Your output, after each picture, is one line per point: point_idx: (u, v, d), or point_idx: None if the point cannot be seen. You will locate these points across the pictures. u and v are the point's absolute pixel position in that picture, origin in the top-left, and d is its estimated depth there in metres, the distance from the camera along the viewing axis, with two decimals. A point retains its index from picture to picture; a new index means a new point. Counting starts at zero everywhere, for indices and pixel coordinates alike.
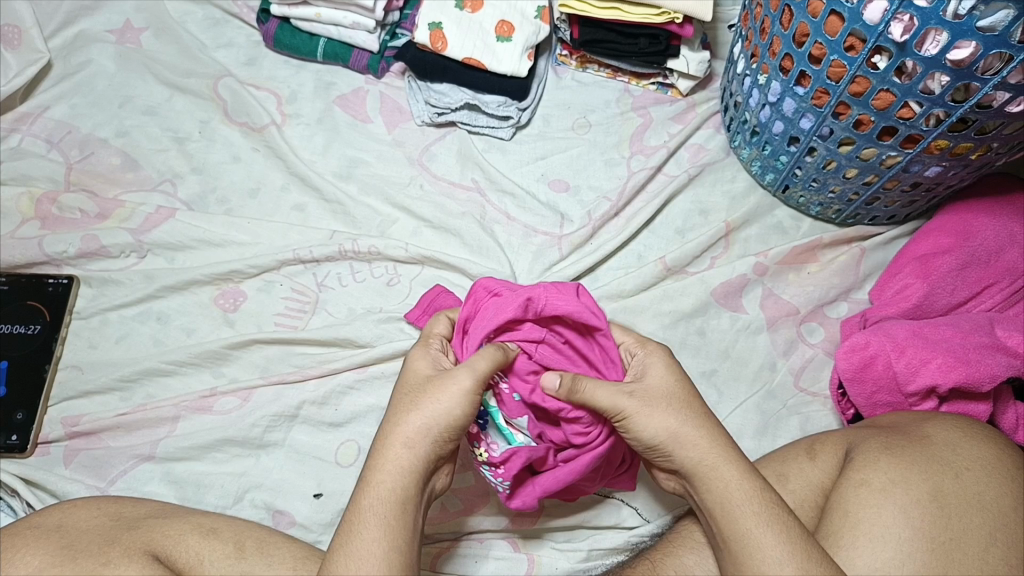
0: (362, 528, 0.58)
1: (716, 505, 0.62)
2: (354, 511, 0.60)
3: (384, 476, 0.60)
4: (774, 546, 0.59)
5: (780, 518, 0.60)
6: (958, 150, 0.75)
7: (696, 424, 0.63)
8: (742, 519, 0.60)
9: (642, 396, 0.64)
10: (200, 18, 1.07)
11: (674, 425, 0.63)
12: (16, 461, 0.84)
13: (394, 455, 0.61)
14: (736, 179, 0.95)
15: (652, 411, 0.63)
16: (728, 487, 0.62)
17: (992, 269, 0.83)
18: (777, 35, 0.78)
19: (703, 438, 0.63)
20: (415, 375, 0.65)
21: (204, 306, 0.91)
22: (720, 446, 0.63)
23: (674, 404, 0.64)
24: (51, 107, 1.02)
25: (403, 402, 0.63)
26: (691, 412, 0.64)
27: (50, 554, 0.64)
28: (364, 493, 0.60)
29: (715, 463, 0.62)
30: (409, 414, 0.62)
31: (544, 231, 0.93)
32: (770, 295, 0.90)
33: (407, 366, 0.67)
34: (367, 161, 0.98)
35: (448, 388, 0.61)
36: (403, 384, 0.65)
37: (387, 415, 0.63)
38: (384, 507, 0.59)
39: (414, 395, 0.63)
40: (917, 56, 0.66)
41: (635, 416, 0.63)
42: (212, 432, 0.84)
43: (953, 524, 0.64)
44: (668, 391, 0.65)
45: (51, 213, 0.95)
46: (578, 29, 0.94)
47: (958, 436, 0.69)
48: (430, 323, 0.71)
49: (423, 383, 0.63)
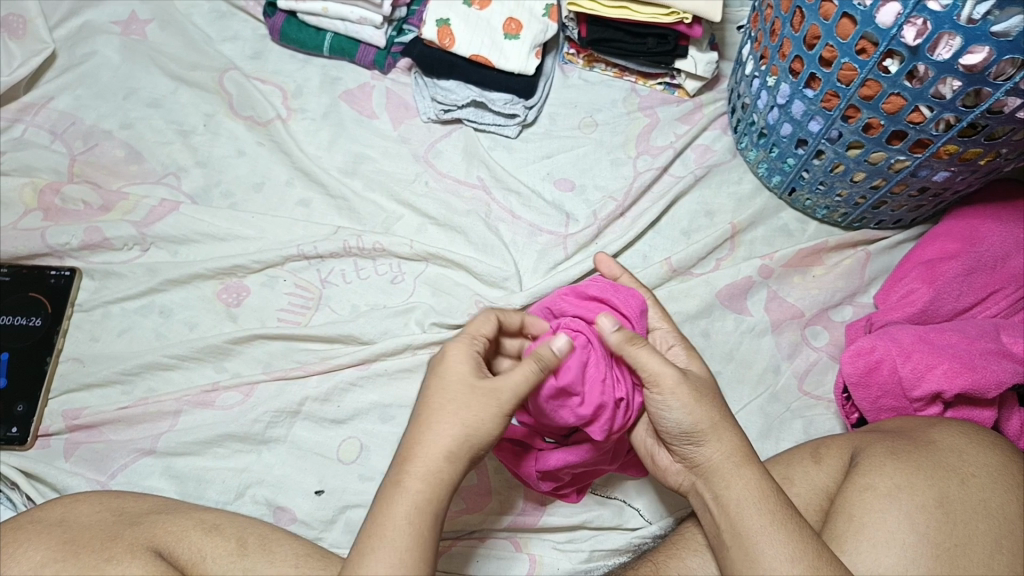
0: (394, 536, 0.57)
1: (734, 501, 0.62)
2: (386, 518, 0.57)
3: (422, 485, 0.58)
4: (788, 544, 0.59)
5: (792, 518, 0.61)
6: (967, 155, 0.75)
7: (730, 425, 0.65)
8: (759, 517, 0.61)
9: (692, 382, 0.65)
10: (206, 11, 1.07)
11: (716, 417, 0.64)
12: (16, 453, 0.83)
13: (435, 464, 0.59)
14: (742, 180, 0.95)
15: (699, 401, 0.64)
16: (751, 484, 0.62)
17: (998, 275, 0.83)
18: (788, 37, 0.77)
19: (734, 437, 0.64)
20: (462, 377, 0.62)
21: (206, 300, 0.90)
22: (744, 446, 0.64)
23: (716, 401, 0.65)
24: (55, 98, 1.01)
25: (451, 410, 0.60)
26: (726, 412, 0.66)
27: (51, 549, 0.64)
28: (398, 499, 0.58)
29: (740, 462, 0.64)
30: (451, 425, 0.60)
31: (549, 230, 0.93)
32: (775, 298, 0.90)
33: (447, 363, 0.63)
34: (373, 157, 0.97)
35: (490, 402, 0.60)
36: (444, 385, 0.62)
37: (425, 419, 0.61)
38: (419, 516, 0.58)
39: (463, 404, 0.60)
40: (929, 60, 0.66)
41: (680, 398, 0.64)
42: (213, 428, 0.83)
43: (958, 531, 0.64)
44: (711, 389, 0.66)
45: (53, 204, 0.94)
46: (587, 28, 0.94)
47: (964, 441, 0.69)
48: (475, 319, 0.67)
49: (474, 394, 0.61)
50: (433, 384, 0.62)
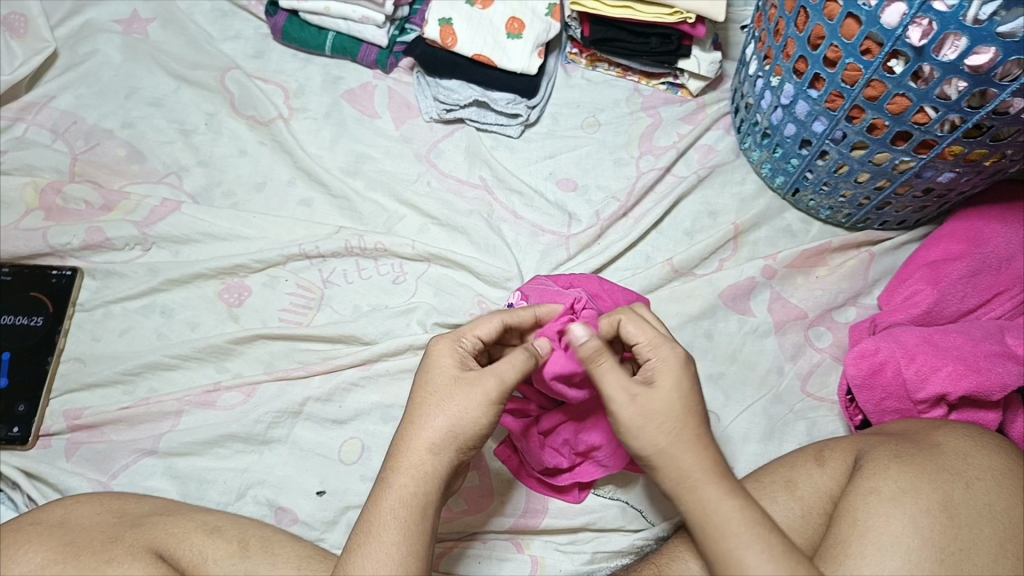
0: (382, 530, 0.57)
1: (696, 527, 0.59)
2: (374, 512, 0.58)
3: (406, 479, 0.58)
4: (758, 567, 0.56)
5: (765, 536, 0.57)
6: (972, 156, 0.74)
7: (684, 441, 0.60)
8: (725, 540, 0.57)
9: (638, 405, 0.60)
10: (208, 10, 1.07)
11: (660, 440, 0.59)
12: (17, 453, 0.83)
13: (418, 458, 0.59)
14: (746, 181, 0.95)
15: (643, 424, 0.60)
16: (707, 507, 0.58)
17: (1003, 277, 0.83)
18: (792, 37, 0.77)
19: (694, 454, 0.59)
20: (440, 371, 0.62)
21: (208, 300, 0.90)
22: (710, 459, 0.60)
23: (666, 419, 0.60)
24: (56, 97, 1.01)
25: (430, 404, 0.60)
26: (688, 426, 0.60)
27: (52, 550, 0.64)
28: (383, 493, 0.58)
29: (691, 483, 0.59)
30: (432, 418, 0.60)
31: (551, 231, 0.93)
32: (778, 299, 0.89)
33: (429, 359, 0.63)
34: (375, 156, 0.97)
35: (472, 393, 0.60)
36: (426, 381, 0.62)
37: (409, 416, 0.61)
38: (406, 510, 0.58)
39: (443, 396, 0.60)
40: (934, 61, 0.66)
41: (631, 427, 0.60)
42: (214, 428, 0.83)
43: (963, 535, 0.63)
44: (668, 401, 0.60)
45: (55, 204, 0.94)
46: (589, 27, 0.93)
47: (969, 445, 0.69)
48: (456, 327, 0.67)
49: (452, 385, 0.61)
50: (417, 381, 0.63)
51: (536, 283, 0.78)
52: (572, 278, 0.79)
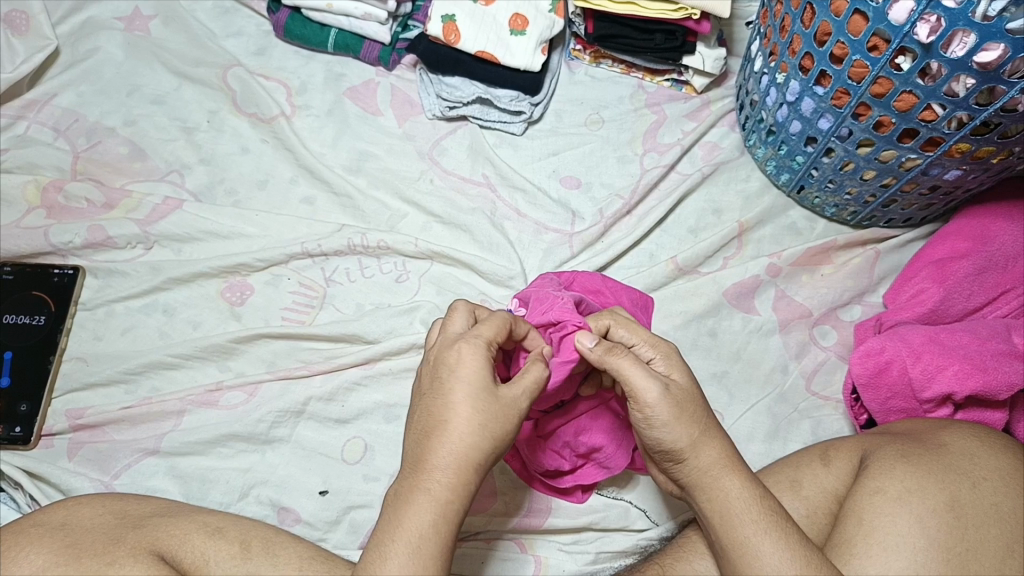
0: (421, 543, 0.56)
1: (716, 516, 0.61)
2: (411, 524, 0.56)
3: (451, 495, 0.57)
4: (773, 554, 0.58)
5: (780, 526, 0.60)
6: (979, 154, 0.74)
7: (712, 435, 0.62)
8: (744, 527, 0.60)
9: (671, 399, 0.60)
10: (210, 7, 1.06)
11: (694, 433, 0.61)
12: (19, 453, 0.83)
13: (465, 474, 0.57)
14: (751, 178, 0.94)
15: (680, 418, 0.61)
16: (729, 497, 0.61)
17: (1009, 275, 0.82)
18: (797, 33, 0.76)
19: (718, 445, 0.62)
20: (483, 384, 0.59)
21: (211, 299, 0.90)
22: (729, 450, 0.63)
23: (698, 413, 0.62)
24: (58, 95, 1.01)
25: (475, 420, 0.58)
26: (711, 421, 0.63)
27: (54, 553, 0.63)
28: (425, 506, 0.56)
29: (717, 475, 0.61)
30: (479, 436, 0.58)
31: (555, 228, 0.92)
32: (782, 297, 0.89)
33: (467, 367, 0.59)
34: (377, 154, 0.97)
35: (510, 412, 0.59)
36: (464, 393, 0.58)
37: (450, 428, 0.58)
38: (445, 525, 0.57)
39: (486, 413, 0.58)
40: (943, 58, 0.65)
41: (667, 422, 0.60)
42: (217, 427, 0.83)
43: (970, 535, 0.63)
44: (689, 395, 0.62)
45: (56, 202, 0.94)
46: (593, 24, 0.93)
47: (976, 445, 0.68)
48: (450, 316, 0.64)
49: (498, 403, 0.59)
50: (452, 389, 0.59)
51: (545, 280, 0.77)
52: (573, 275, 0.78)
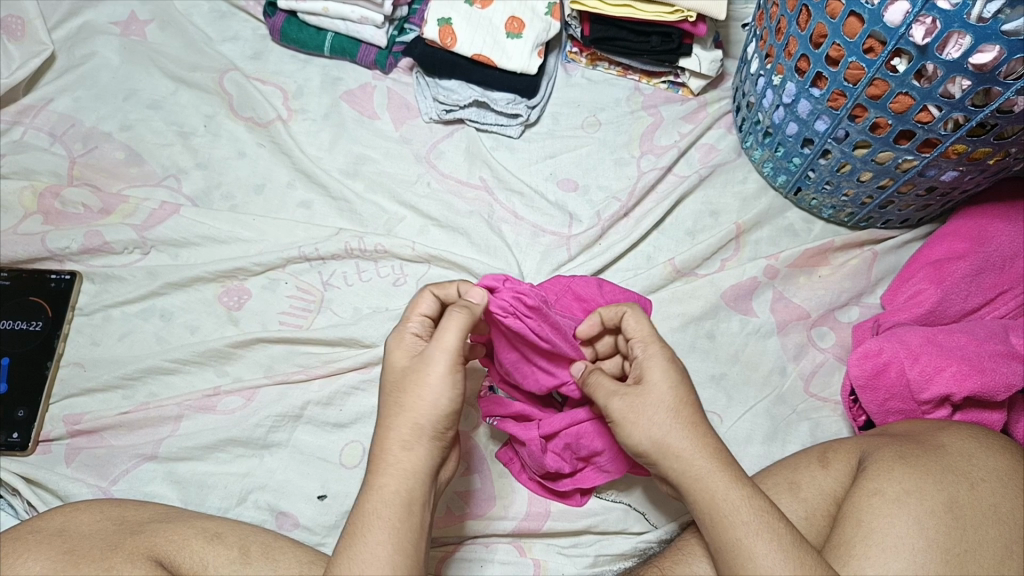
0: (368, 530, 0.57)
1: (706, 520, 0.61)
2: (360, 514, 0.59)
3: (386, 478, 0.59)
4: (767, 556, 0.58)
5: (770, 528, 0.59)
6: (976, 155, 0.74)
7: (685, 435, 0.62)
8: (732, 529, 0.60)
9: (627, 404, 0.64)
10: (207, 11, 1.06)
11: (659, 434, 0.62)
12: (17, 459, 0.83)
13: (395, 457, 0.60)
14: (748, 180, 0.94)
15: (638, 422, 0.63)
16: (715, 498, 0.61)
17: (1006, 276, 0.82)
18: (793, 35, 0.76)
19: (697, 445, 0.62)
20: (401, 366, 0.62)
21: (208, 303, 0.90)
22: (714, 449, 0.62)
23: (666, 415, 0.62)
24: (54, 100, 1.01)
25: (396, 402, 0.61)
26: (686, 419, 0.62)
27: (52, 559, 0.63)
28: (367, 495, 0.59)
29: (696, 477, 0.61)
30: (397, 415, 0.60)
31: (552, 231, 0.92)
32: (780, 298, 0.89)
33: (389, 357, 0.64)
34: (375, 158, 0.97)
35: (425, 381, 0.60)
36: (388, 382, 0.63)
37: (382, 419, 0.62)
38: (388, 508, 0.58)
39: (403, 392, 0.61)
40: (938, 60, 0.65)
41: (621, 422, 0.64)
42: (215, 432, 0.83)
43: (968, 536, 0.63)
44: (657, 398, 0.63)
45: (53, 207, 0.94)
46: (589, 26, 0.93)
47: (975, 446, 0.68)
48: None
49: (413, 377, 0.61)
50: (383, 383, 0.64)
51: (542, 286, 0.77)
52: (569, 281, 0.77)
